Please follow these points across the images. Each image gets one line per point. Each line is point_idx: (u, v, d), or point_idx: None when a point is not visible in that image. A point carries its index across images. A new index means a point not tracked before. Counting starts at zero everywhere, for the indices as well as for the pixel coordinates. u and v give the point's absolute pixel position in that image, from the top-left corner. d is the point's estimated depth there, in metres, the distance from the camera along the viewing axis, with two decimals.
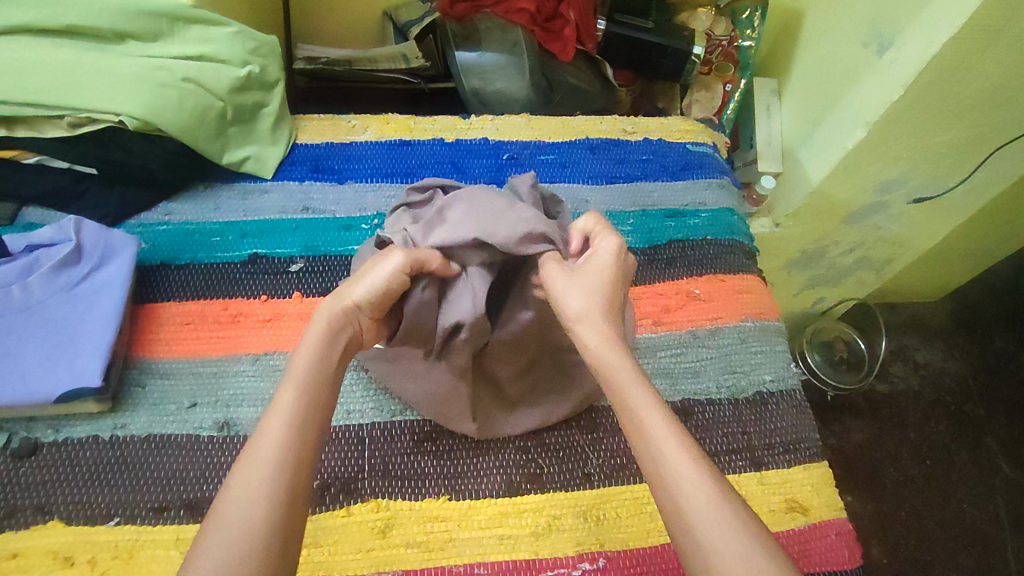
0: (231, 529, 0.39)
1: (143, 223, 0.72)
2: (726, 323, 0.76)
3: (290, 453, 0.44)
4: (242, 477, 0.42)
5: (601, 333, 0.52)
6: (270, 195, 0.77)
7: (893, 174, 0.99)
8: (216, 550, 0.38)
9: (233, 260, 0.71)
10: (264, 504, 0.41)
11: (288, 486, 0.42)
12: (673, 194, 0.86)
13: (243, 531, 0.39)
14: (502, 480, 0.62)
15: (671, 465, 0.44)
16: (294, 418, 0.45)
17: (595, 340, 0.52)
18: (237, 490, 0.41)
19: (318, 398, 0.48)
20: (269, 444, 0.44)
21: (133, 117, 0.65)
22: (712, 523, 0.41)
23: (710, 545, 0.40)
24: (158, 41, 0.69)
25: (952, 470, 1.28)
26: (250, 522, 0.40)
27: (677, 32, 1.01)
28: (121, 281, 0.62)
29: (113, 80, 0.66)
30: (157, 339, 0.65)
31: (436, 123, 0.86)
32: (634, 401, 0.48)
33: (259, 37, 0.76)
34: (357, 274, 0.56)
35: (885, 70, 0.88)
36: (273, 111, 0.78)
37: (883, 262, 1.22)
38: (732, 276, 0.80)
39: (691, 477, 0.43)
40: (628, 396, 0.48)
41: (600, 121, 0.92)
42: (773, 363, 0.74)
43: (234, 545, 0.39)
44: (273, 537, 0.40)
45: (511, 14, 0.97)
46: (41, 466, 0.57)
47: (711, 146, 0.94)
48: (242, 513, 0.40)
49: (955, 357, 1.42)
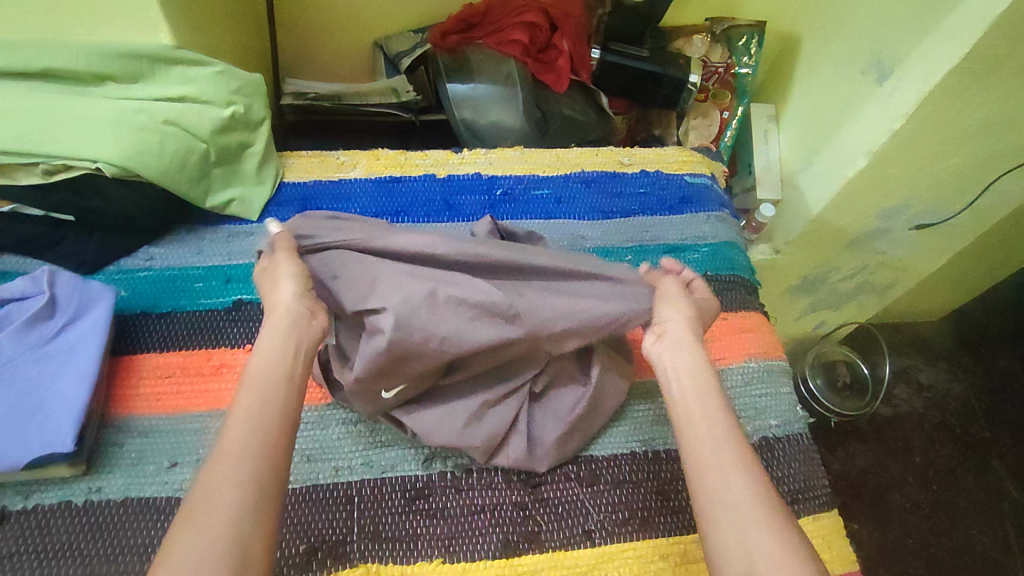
0: (205, 524, 0.39)
1: (122, 270, 0.70)
2: (730, 365, 0.73)
3: (258, 448, 0.43)
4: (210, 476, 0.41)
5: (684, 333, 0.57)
6: (255, 237, 0.74)
7: (894, 202, 0.97)
8: (192, 547, 0.38)
9: (215, 307, 0.68)
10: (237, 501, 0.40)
11: (259, 480, 0.42)
12: (672, 228, 0.84)
13: (216, 526, 0.39)
14: (498, 539, 0.59)
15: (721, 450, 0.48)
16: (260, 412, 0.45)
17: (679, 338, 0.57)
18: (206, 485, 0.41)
19: (279, 390, 0.47)
20: (234, 442, 0.43)
21: (110, 164, 0.63)
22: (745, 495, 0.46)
23: (740, 513, 0.45)
24: (138, 84, 0.67)
25: (959, 496, 1.24)
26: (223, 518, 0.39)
27: (672, 60, 1.01)
28: (96, 335, 0.59)
29: (90, 125, 0.63)
30: (133, 395, 0.62)
31: (427, 158, 0.84)
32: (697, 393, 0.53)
33: (243, 76, 0.73)
34: (267, 283, 0.55)
35: (884, 99, 0.86)
36: (258, 151, 0.76)
37: (885, 286, 1.19)
38: (735, 314, 0.77)
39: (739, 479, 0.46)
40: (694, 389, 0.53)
41: (596, 153, 0.90)
42: (779, 407, 0.72)
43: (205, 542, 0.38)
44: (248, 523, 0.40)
45: (503, 45, 0.95)
46: (9, 536, 0.54)
47: (710, 177, 0.92)
48: (218, 508, 0.40)
49: (959, 378, 1.39)
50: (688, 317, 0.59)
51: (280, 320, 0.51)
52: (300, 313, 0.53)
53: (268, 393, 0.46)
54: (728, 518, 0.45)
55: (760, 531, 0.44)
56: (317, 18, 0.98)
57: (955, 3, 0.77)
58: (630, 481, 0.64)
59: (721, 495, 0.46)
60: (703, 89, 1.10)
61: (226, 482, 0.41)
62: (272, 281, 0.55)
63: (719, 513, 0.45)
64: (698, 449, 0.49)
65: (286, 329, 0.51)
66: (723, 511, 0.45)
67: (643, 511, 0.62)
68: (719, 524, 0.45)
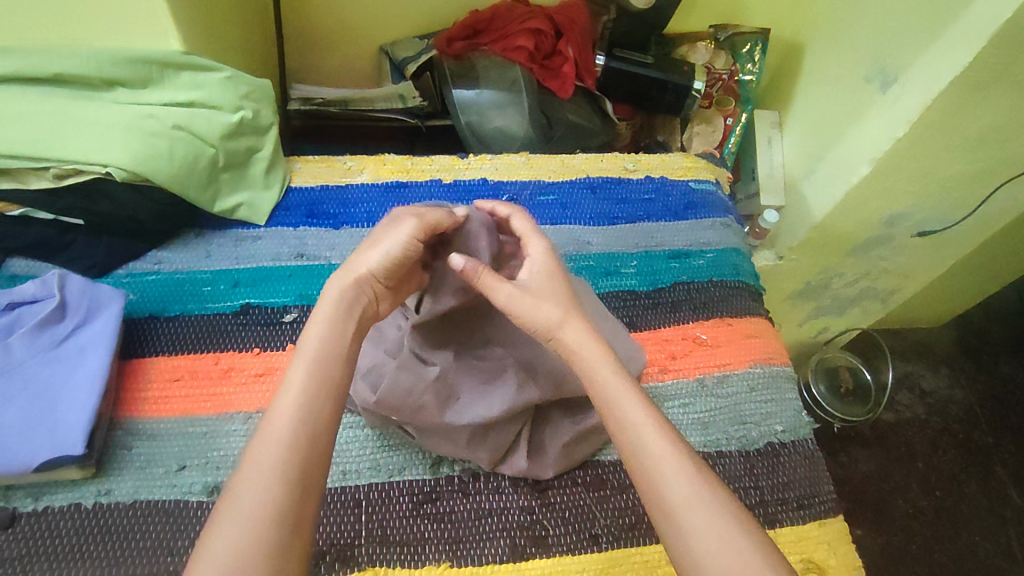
0: (238, 521, 0.39)
1: (131, 273, 0.70)
2: (735, 371, 0.74)
3: (298, 442, 0.43)
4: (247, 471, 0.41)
5: (582, 333, 0.53)
6: (263, 241, 0.74)
7: (897, 209, 0.97)
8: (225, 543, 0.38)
9: (224, 311, 0.69)
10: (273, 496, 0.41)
11: (297, 475, 0.42)
12: (677, 234, 0.84)
13: (250, 523, 0.39)
14: (506, 544, 0.59)
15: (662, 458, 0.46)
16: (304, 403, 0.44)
17: (580, 340, 0.53)
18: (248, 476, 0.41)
19: (327, 378, 0.46)
20: (273, 435, 0.43)
21: (121, 169, 0.64)
22: (696, 514, 0.43)
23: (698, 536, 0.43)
24: (148, 88, 0.68)
25: (962, 502, 1.24)
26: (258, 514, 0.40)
27: (676, 66, 1.02)
28: (106, 338, 0.60)
29: (100, 129, 0.64)
30: (142, 398, 0.63)
31: (433, 163, 0.85)
32: (622, 400, 0.49)
33: (252, 82, 0.74)
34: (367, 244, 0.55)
35: (888, 106, 0.87)
36: (266, 156, 0.77)
37: (888, 292, 1.19)
38: (740, 320, 0.78)
39: (684, 489, 0.44)
40: (615, 396, 0.50)
41: (600, 159, 0.90)
42: (784, 412, 0.72)
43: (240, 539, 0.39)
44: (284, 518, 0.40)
45: (509, 52, 0.96)
46: (19, 538, 0.54)
47: (714, 183, 0.92)
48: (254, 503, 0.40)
49: (962, 384, 1.39)
50: (567, 305, 0.55)
51: (326, 309, 0.50)
52: (368, 289, 0.53)
53: (318, 381, 0.46)
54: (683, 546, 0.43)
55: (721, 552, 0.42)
56: (324, 23, 0.99)
57: (959, 12, 0.78)
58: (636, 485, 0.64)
59: (675, 520, 0.44)
60: (708, 96, 1.10)
61: (259, 476, 0.41)
62: (372, 243, 0.55)
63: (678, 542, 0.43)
64: (639, 472, 0.46)
65: (333, 317, 0.49)
66: (680, 540, 0.43)
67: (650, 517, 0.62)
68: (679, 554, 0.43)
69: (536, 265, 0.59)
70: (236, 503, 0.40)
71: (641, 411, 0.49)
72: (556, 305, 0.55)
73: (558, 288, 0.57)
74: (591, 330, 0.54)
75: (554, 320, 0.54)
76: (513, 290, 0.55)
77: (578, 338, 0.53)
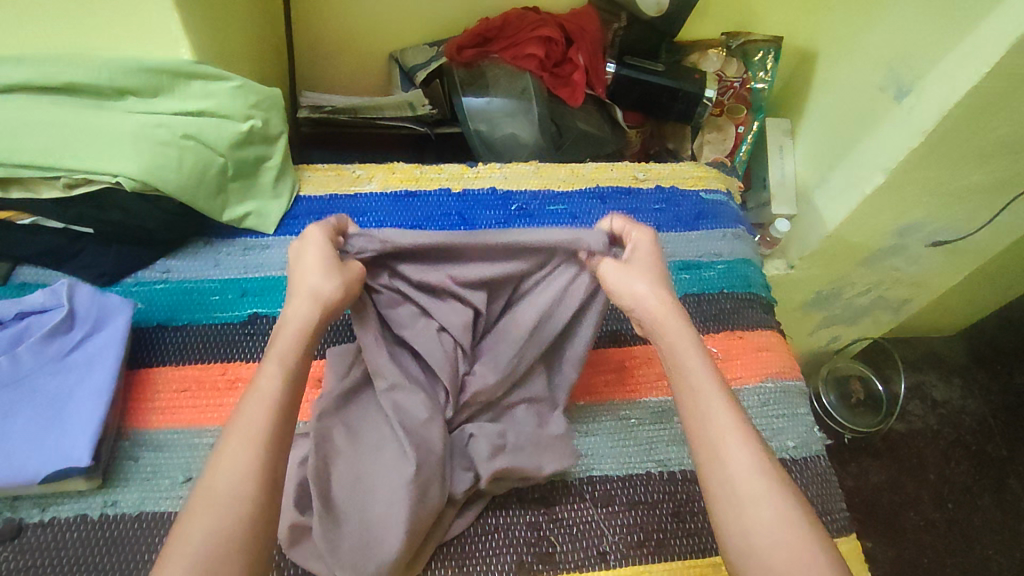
0: (214, 502, 0.42)
1: (140, 281, 0.70)
2: (745, 385, 0.73)
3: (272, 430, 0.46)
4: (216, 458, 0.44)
5: (666, 314, 0.55)
6: (271, 250, 0.74)
7: (911, 218, 0.96)
8: (205, 522, 0.41)
9: (232, 320, 0.69)
10: (245, 482, 0.43)
11: (269, 474, 0.44)
12: (687, 245, 0.84)
13: (229, 503, 0.42)
14: (513, 560, 0.59)
15: (730, 441, 0.49)
16: (274, 404, 0.47)
17: (667, 319, 0.55)
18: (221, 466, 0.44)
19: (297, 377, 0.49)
20: (244, 428, 0.45)
21: (130, 178, 0.63)
22: (748, 480, 0.47)
23: (745, 488, 0.46)
24: (159, 97, 0.68)
25: (975, 514, 1.22)
26: (233, 494, 0.43)
27: (688, 74, 1.02)
28: (114, 348, 0.60)
29: (111, 139, 0.64)
30: (150, 408, 0.63)
31: (443, 172, 0.84)
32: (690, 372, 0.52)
33: (261, 90, 0.72)
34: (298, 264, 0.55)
35: (904, 116, 0.86)
36: (275, 164, 0.76)
37: (901, 301, 1.18)
38: (752, 333, 0.77)
39: (739, 469, 0.47)
40: (684, 367, 0.53)
41: (611, 168, 0.89)
42: (796, 428, 0.71)
43: (216, 521, 0.41)
44: (258, 503, 0.43)
45: (520, 60, 0.95)
46: (26, 549, 0.54)
47: (725, 193, 0.91)
48: (227, 492, 0.43)
49: (975, 395, 1.37)
50: (656, 282, 0.56)
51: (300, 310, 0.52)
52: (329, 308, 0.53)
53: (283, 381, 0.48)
54: (729, 496, 0.47)
55: (766, 517, 0.45)
56: (338, 30, 0.98)
57: (977, 23, 0.77)
58: (644, 502, 0.63)
59: (727, 479, 0.47)
60: (719, 104, 1.10)
61: (237, 463, 0.44)
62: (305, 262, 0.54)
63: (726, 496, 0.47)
64: (691, 413, 0.51)
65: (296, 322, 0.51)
66: (730, 495, 0.47)
67: (658, 534, 0.62)
68: (716, 501, 0.47)
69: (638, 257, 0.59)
70: (209, 485, 0.43)
71: (711, 387, 0.51)
72: (646, 285, 0.56)
73: (652, 268, 0.58)
74: (676, 312, 0.55)
75: (637, 294, 0.56)
76: (619, 269, 0.57)
77: (662, 313, 0.55)
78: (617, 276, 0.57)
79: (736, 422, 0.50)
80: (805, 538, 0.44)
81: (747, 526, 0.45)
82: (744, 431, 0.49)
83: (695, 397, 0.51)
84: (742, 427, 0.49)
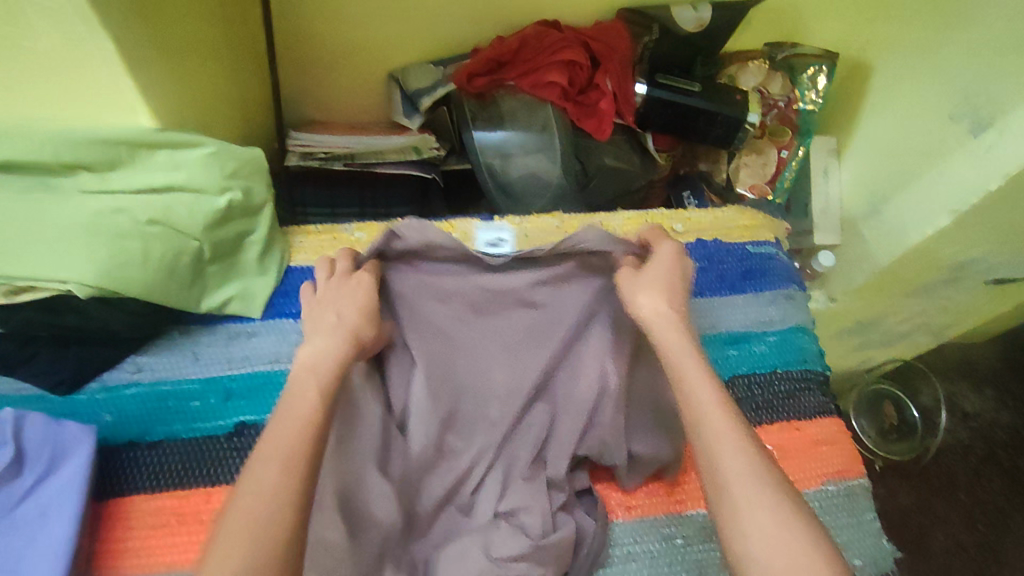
0: (242, 530, 0.39)
1: (106, 386, 0.60)
2: (805, 489, 0.64)
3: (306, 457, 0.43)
4: (250, 486, 0.41)
5: (671, 323, 0.54)
6: (258, 338, 0.65)
7: (972, 254, 0.86)
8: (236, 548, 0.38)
9: (215, 432, 0.59)
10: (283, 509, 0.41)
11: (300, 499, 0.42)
12: (734, 312, 0.73)
13: (259, 530, 0.39)
14: None
15: (723, 439, 0.46)
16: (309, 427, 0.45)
17: (666, 327, 0.54)
18: (249, 492, 0.41)
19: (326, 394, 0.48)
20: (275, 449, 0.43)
21: (83, 285, 0.52)
22: (738, 478, 0.44)
23: (737, 487, 0.43)
24: (116, 171, 0.56)
25: (1009, 537, 1.14)
26: (267, 523, 0.40)
27: (727, 95, 0.89)
28: (73, 493, 0.50)
29: (59, 233, 0.53)
30: (123, 551, 0.54)
31: (453, 230, 0.74)
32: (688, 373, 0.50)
33: (241, 154, 0.61)
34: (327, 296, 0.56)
35: (978, 152, 0.77)
36: (259, 238, 0.65)
37: (945, 326, 1.09)
38: (809, 424, 0.68)
39: (730, 466, 0.44)
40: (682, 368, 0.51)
41: (644, 219, 0.79)
42: (864, 540, 0.63)
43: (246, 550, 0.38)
44: (289, 531, 0.40)
45: (540, 88, 0.83)
46: None
47: (775, 243, 0.80)
48: (260, 519, 0.40)
49: (1009, 407, 1.30)
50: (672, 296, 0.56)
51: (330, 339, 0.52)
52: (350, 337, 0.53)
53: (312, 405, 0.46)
54: (719, 496, 0.44)
55: (758, 521, 0.42)
56: (329, 48, 0.85)
57: None
58: None
59: (716, 478, 0.44)
60: (762, 126, 0.98)
61: (268, 489, 0.41)
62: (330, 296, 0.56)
63: (714, 493, 0.44)
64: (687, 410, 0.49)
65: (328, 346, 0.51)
66: (720, 495, 0.44)
67: None
68: (711, 498, 0.44)
69: (656, 266, 0.59)
70: (235, 512, 0.40)
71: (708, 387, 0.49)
72: (652, 295, 0.56)
73: (665, 280, 0.57)
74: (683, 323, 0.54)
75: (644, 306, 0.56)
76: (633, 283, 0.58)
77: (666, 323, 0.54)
78: (630, 287, 0.58)
79: (731, 421, 0.47)
80: (797, 542, 0.41)
81: (737, 525, 0.42)
82: (739, 432, 0.46)
83: (690, 397, 0.49)
84: (737, 426, 0.47)
